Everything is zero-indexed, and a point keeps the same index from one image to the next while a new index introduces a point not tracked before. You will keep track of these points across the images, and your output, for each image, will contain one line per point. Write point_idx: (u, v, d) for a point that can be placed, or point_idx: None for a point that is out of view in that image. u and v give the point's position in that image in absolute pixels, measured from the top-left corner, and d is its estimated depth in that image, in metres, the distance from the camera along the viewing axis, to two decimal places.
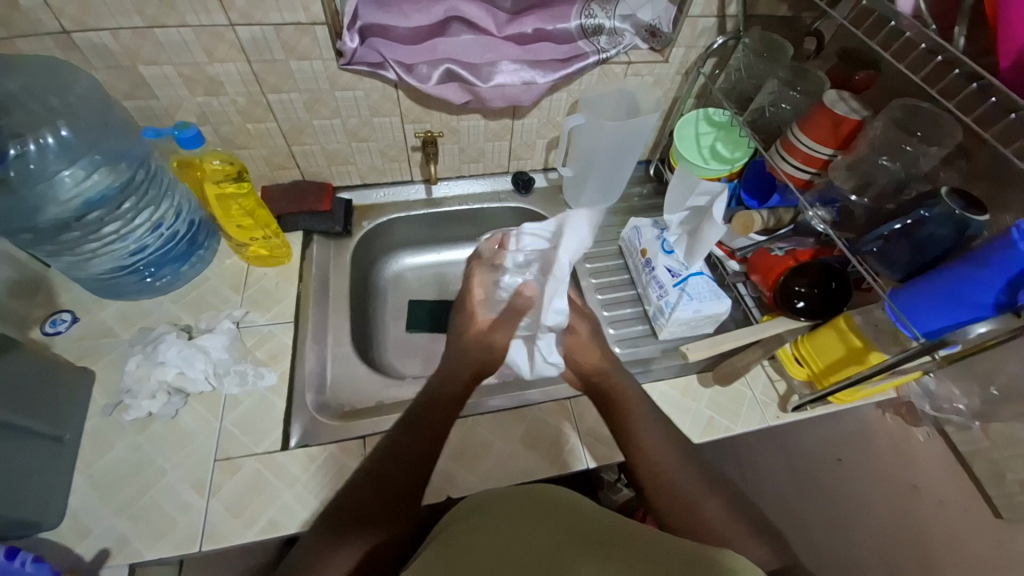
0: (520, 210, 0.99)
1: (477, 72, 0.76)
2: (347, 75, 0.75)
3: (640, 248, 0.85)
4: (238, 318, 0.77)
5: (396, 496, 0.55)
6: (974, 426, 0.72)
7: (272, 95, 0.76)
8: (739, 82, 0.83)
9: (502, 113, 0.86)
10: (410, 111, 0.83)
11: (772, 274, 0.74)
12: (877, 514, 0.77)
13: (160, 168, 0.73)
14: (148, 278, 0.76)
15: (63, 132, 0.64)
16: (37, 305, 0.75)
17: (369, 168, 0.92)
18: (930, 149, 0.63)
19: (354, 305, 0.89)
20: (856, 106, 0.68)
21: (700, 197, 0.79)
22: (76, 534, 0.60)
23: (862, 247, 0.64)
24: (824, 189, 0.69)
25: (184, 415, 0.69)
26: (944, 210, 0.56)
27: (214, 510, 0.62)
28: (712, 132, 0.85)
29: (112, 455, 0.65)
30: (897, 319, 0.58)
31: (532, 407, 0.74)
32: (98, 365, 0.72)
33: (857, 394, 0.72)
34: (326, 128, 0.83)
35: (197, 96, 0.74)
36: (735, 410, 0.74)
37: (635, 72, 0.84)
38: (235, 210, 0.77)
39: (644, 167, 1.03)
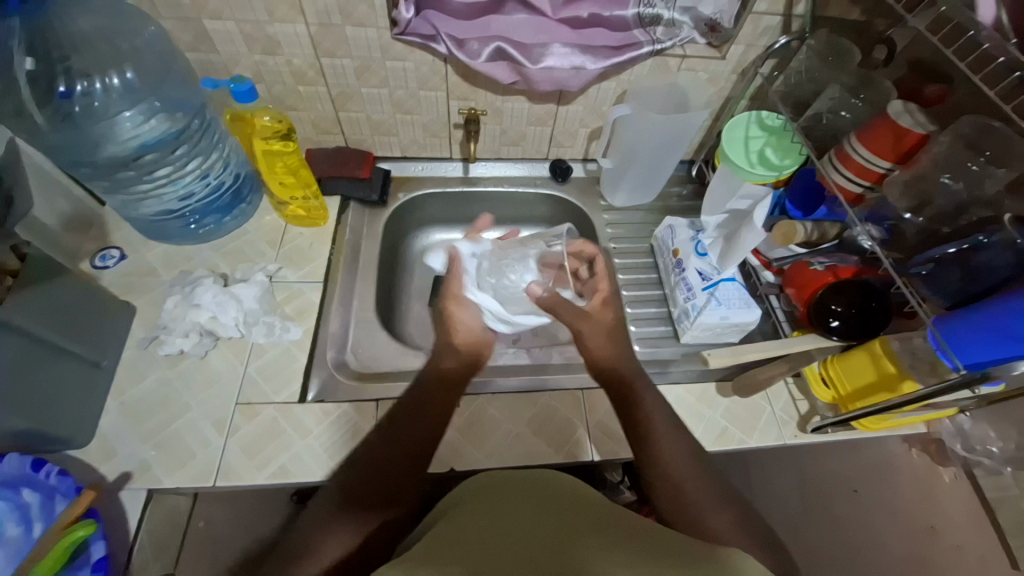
0: (555, 198, 0.98)
1: (527, 53, 0.76)
2: (400, 45, 0.76)
3: (673, 248, 0.83)
4: (271, 272, 0.80)
5: (395, 472, 0.56)
6: (1004, 472, 0.73)
7: (325, 59, 0.78)
8: (799, 84, 0.79)
9: (547, 97, 0.85)
10: (457, 87, 0.83)
11: (808, 289, 0.71)
12: (892, 550, 0.73)
13: (213, 120, 0.77)
14: (192, 225, 0.80)
15: (128, 74, 0.67)
16: (89, 239, 0.80)
17: (410, 141, 0.94)
18: (998, 171, 0.59)
19: (381, 272, 0.90)
20: (923, 119, 0.64)
21: (741, 200, 0.78)
22: (104, 454, 0.64)
23: (909, 269, 0.61)
24: (876, 205, 0.66)
25: (213, 356, 0.72)
26: (1005, 238, 0.54)
27: (231, 449, 0.66)
28: (763, 137, 0.82)
29: (143, 385, 0.69)
30: (938, 347, 0.55)
31: (544, 393, 0.74)
32: (139, 301, 0.76)
33: (884, 423, 0.69)
34: (373, 97, 0.84)
35: (255, 54, 0.76)
36: (752, 423, 0.73)
37: (689, 66, 0.82)
38: (279, 166, 0.79)
39: (686, 167, 1.00)
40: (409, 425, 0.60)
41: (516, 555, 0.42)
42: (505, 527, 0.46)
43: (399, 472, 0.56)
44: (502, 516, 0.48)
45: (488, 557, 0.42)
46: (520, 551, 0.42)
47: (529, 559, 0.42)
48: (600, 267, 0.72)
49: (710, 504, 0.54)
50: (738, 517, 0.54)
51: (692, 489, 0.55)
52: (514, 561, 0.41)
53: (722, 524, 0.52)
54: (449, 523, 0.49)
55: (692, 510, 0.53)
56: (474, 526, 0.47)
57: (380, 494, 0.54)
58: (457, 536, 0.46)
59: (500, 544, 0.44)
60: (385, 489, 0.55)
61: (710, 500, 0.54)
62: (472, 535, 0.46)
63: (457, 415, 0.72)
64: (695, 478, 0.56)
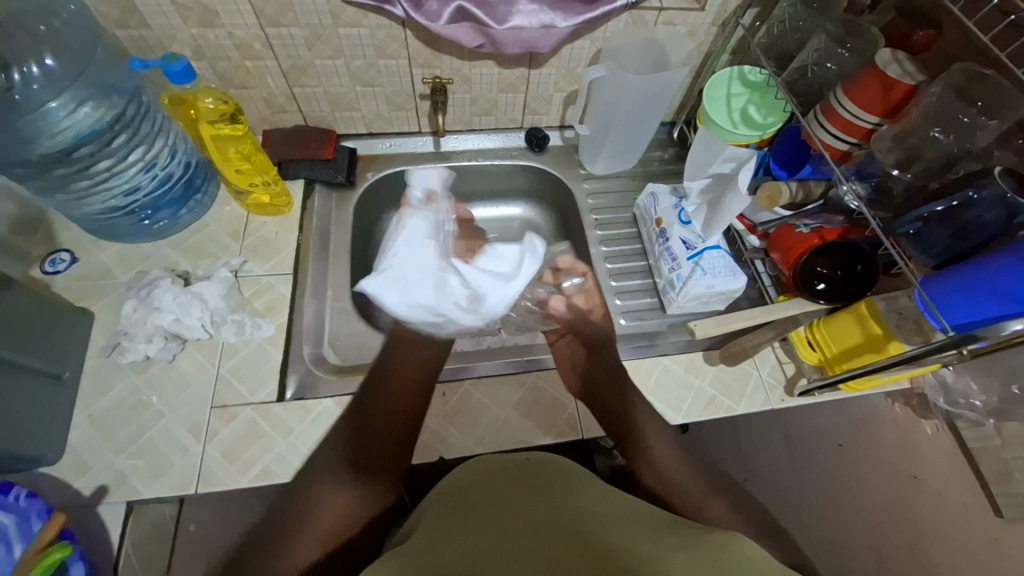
0: (532, 169, 0.94)
1: (491, 12, 0.69)
2: (351, 10, 0.69)
3: (656, 217, 0.80)
4: (235, 266, 0.76)
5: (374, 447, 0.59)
6: (988, 423, 0.70)
7: (271, 30, 0.71)
8: (783, 36, 0.76)
9: (518, 61, 0.79)
10: (419, 53, 0.77)
11: (794, 252, 0.69)
12: (875, 498, 0.77)
13: (151, 103, 0.70)
14: (145, 220, 0.75)
15: (48, 61, 0.61)
16: (38, 243, 0.74)
17: (374, 116, 0.88)
18: (989, 123, 0.57)
19: (355, 258, 0.86)
20: (912, 70, 0.60)
21: (725, 164, 0.74)
22: (76, 469, 0.62)
23: (896, 229, 0.59)
24: (863, 163, 0.63)
25: (181, 360, 0.69)
26: (994, 192, 0.52)
27: (210, 455, 0.63)
28: (746, 94, 0.78)
29: (112, 395, 0.66)
30: (926, 308, 0.54)
31: (530, 374, 0.73)
32: (96, 306, 0.71)
33: (870, 382, 0.68)
34: (329, 69, 0.78)
35: (192, 28, 0.69)
36: (739, 389, 0.72)
37: (667, 20, 0.77)
38: (232, 153, 0.73)
39: (667, 129, 0.96)
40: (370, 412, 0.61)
41: (522, 537, 0.42)
42: (505, 514, 0.46)
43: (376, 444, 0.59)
44: (502, 499, 0.49)
45: (497, 535, 0.43)
46: (519, 544, 0.42)
47: (534, 539, 0.42)
48: (592, 285, 0.77)
49: (707, 497, 0.57)
50: (732, 505, 0.57)
51: (687, 483, 0.59)
52: (520, 551, 0.41)
53: (714, 512, 0.56)
54: (438, 517, 0.48)
55: (695, 498, 0.57)
56: (467, 520, 0.46)
57: (374, 463, 0.58)
58: (454, 523, 0.46)
59: (507, 533, 0.43)
60: (364, 454, 0.58)
61: (700, 490, 0.58)
62: (471, 524, 0.45)
63: (443, 403, 0.70)
64: (684, 474, 0.60)
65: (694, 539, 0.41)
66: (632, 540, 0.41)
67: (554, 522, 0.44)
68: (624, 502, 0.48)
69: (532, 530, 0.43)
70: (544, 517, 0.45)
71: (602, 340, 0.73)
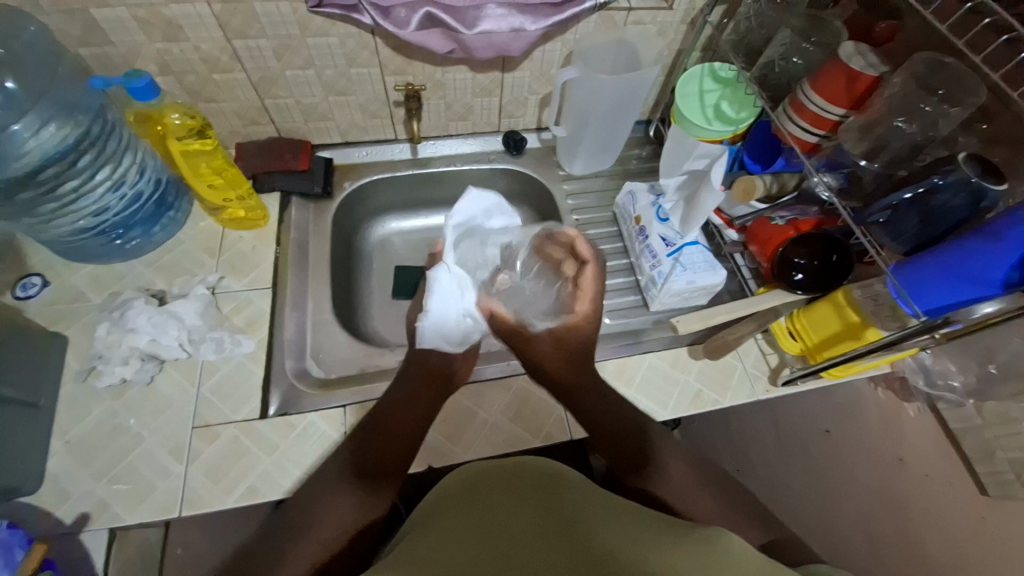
0: (511, 172, 0.94)
1: (460, 17, 0.69)
2: (319, 19, 0.69)
3: (635, 215, 0.81)
4: (213, 283, 0.75)
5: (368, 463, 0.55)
6: (967, 404, 0.69)
7: (238, 42, 0.70)
8: (749, 32, 0.75)
9: (491, 65, 0.79)
10: (390, 61, 0.76)
11: (770, 245, 0.70)
12: (862, 480, 0.80)
13: (117, 121, 0.69)
14: (117, 241, 0.73)
15: (8, 83, 0.59)
16: (7, 268, 0.72)
17: (349, 125, 0.87)
18: (952, 110, 0.57)
19: (335, 269, 0.85)
20: (875, 61, 0.61)
21: (699, 160, 0.75)
22: (55, 498, 0.60)
23: (867, 218, 0.60)
24: (833, 154, 0.65)
25: (160, 381, 0.68)
26: (959, 177, 0.52)
27: (193, 477, 0.62)
28: (718, 90, 0.78)
29: (89, 421, 0.65)
30: (898, 295, 0.55)
31: (516, 378, 0.73)
32: (70, 330, 0.70)
33: (851, 369, 0.69)
34: (299, 79, 0.77)
35: (156, 42, 0.68)
36: (725, 382, 0.73)
37: (636, 20, 0.77)
38: (204, 168, 0.73)
39: (643, 127, 0.97)
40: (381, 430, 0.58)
41: (510, 546, 0.41)
42: (494, 521, 0.45)
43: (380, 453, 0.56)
44: (491, 504, 0.48)
45: (482, 545, 0.42)
46: (502, 556, 0.40)
47: (522, 549, 0.41)
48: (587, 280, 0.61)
49: (695, 487, 0.54)
50: (722, 494, 0.54)
51: (682, 465, 0.56)
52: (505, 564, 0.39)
53: (704, 505, 0.53)
54: (431, 528, 0.47)
55: (687, 484, 0.54)
56: (456, 531, 0.45)
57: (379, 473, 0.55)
58: (442, 531, 0.45)
59: (496, 544, 0.42)
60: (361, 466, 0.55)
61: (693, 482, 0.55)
62: (460, 531, 0.45)
63: None
64: (682, 456, 0.57)
65: (682, 538, 0.41)
66: (621, 543, 0.40)
67: (542, 530, 0.43)
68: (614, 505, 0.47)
69: (521, 538, 0.42)
70: (534, 523, 0.44)
71: (578, 342, 0.63)
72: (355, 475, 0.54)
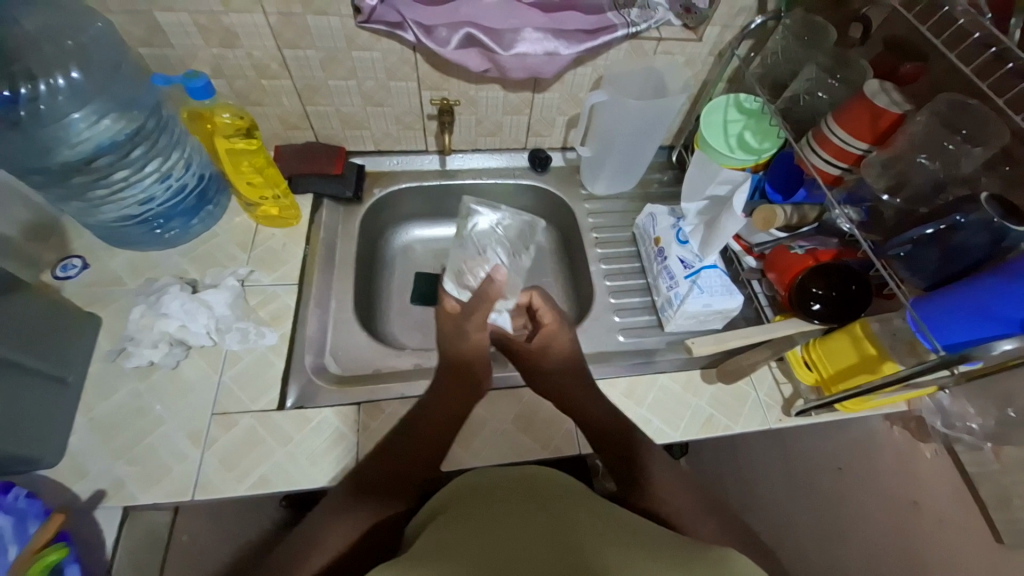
0: (535, 188, 0.96)
1: (498, 39, 0.73)
2: (365, 34, 0.73)
3: (655, 236, 0.82)
4: (243, 276, 0.78)
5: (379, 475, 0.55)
6: (985, 448, 0.70)
7: (288, 51, 0.74)
8: (775, 66, 0.78)
9: (522, 85, 0.83)
10: (428, 76, 0.80)
11: (789, 273, 0.70)
12: (877, 524, 0.76)
13: (171, 117, 0.73)
14: (157, 229, 0.77)
15: (75, 74, 0.63)
16: (49, 249, 0.76)
17: (383, 135, 0.91)
18: (974, 150, 0.59)
19: (359, 271, 0.88)
20: (899, 99, 0.63)
21: (720, 186, 0.78)
22: (74, 473, 0.62)
23: (887, 251, 0.60)
24: (854, 187, 0.66)
25: (185, 366, 0.70)
26: (981, 217, 0.53)
27: (208, 462, 0.64)
28: (742, 120, 0.80)
29: (114, 399, 0.67)
30: (916, 329, 0.55)
31: (527, 389, 0.74)
32: (105, 311, 0.73)
33: (866, 403, 0.69)
34: (341, 89, 0.81)
35: (212, 47, 0.72)
36: (737, 408, 0.73)
37: (666, 49, 0.80)
38: (245, 165, 0.76)
39: (666, 153, 0.99)
40: (397, 443, 0.58)
41: (513, 554, 0.41)
42: (487, 527, 0.46)
43: (380, 471, 0.55)
44: (494, 515, 0.48)
45: (486, 553, 0.41)
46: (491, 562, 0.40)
47: (526, 558, 0.40)
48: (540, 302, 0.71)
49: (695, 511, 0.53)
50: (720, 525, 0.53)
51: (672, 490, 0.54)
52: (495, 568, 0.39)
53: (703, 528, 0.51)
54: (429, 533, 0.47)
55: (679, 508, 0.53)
56: (450, 537, 0.45)
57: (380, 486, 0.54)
58: (448, 538, 0.45)
59: (486, 549, 0.42)
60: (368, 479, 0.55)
61: (699, 506, 0.53)
62: (463, 541, 0.44)
63: None
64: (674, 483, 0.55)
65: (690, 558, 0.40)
66: (622, 559, 0.40)
67: (535, 537, 0.43)
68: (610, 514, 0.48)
69: (514, 542, 0.43)
70: (539, 534, 0.44)
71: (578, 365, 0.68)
72: (357, 491, 0.53)
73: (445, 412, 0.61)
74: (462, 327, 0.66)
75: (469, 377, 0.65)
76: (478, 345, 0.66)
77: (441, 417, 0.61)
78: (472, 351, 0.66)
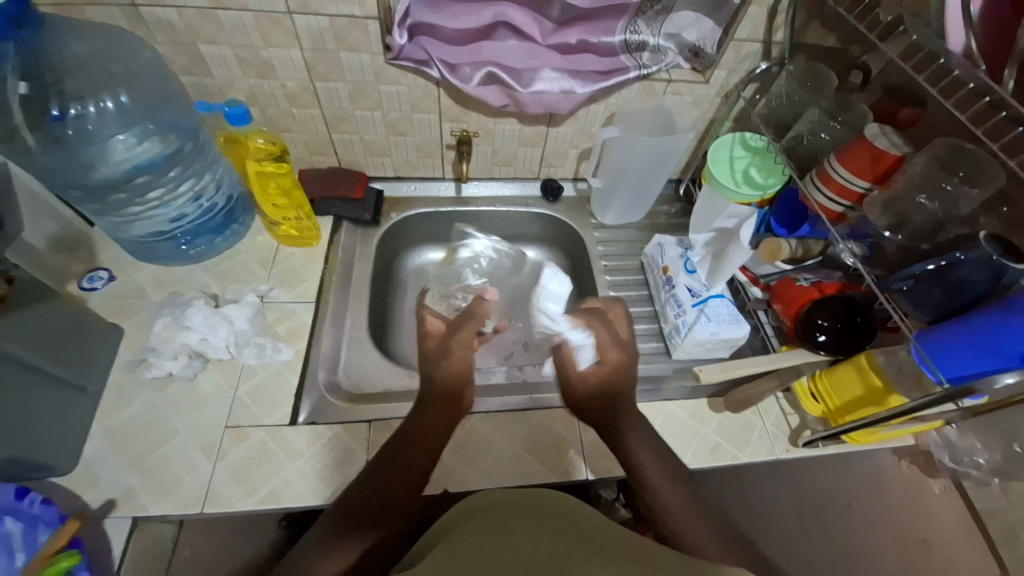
0: (546, 217, 1.00)
1: (517, 77, 0.78)
2: (393, 70, 0.78)
3: (662, 266, 0.85)
4: (262, 292, 0.80)
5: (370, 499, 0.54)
6: (993, 483, 0.72)
7: (319, 83, 0.79)
8: (780, 107, 0.82)
9: (538, 119, 0.87)
10: (449, 109, 0.85)
11: (795, 304, 0.73)
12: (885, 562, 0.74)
13: (207, 142, 0.77)
14: (183, 246, 0.80)
15: (122, 98, 0.68)
16: (78, 261, 0.79)
17: (403, 162, 0.95)
18: (972, 191, 0.61)
19: (374, 291, 0.90)
20: (899, 142, 0.67)
21: (728, 219, 0.81)
22: (86, 481, 0.62)
23: (890, 285, 0.63)
24: (857, 224, 0.68)
25: (201, 378, 0.71)
26: (980, 254, 0.55)
27: (219, 474, 0.64)
28: (747, 157, 0.84)
29: (130, 410, 0.68)
30: (922, 362, 0.57)
31: (536, 412, 0.74)
32: (127, 323, 0.75)
33: (874, 436, 0.69)
34: (366, 119, 0.85)
35: (249, 77, 0.77)
36: (744, 438, 0.73)
37: (675, 90, 0.85)
38: (273, 186, 0.80)
39: (674, 186, 1.03)
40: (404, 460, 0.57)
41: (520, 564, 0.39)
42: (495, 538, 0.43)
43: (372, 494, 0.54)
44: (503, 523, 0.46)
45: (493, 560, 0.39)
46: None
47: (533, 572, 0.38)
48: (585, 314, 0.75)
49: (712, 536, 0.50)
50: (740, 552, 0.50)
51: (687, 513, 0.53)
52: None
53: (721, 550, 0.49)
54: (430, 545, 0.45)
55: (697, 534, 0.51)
56: (453, 553, 0.42)
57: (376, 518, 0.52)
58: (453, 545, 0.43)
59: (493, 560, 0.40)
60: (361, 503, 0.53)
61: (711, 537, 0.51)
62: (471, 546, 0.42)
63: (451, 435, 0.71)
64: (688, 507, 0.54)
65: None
66: None
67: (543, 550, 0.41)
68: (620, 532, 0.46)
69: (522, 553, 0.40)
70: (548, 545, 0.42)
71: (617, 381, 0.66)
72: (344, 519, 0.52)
73: (435, 430, 0.61)
74: (447, 345, 0.69)
75: (449, 402, 0.64)
76: (462, 363, 0.67)
77: (433, 436, 0.61)
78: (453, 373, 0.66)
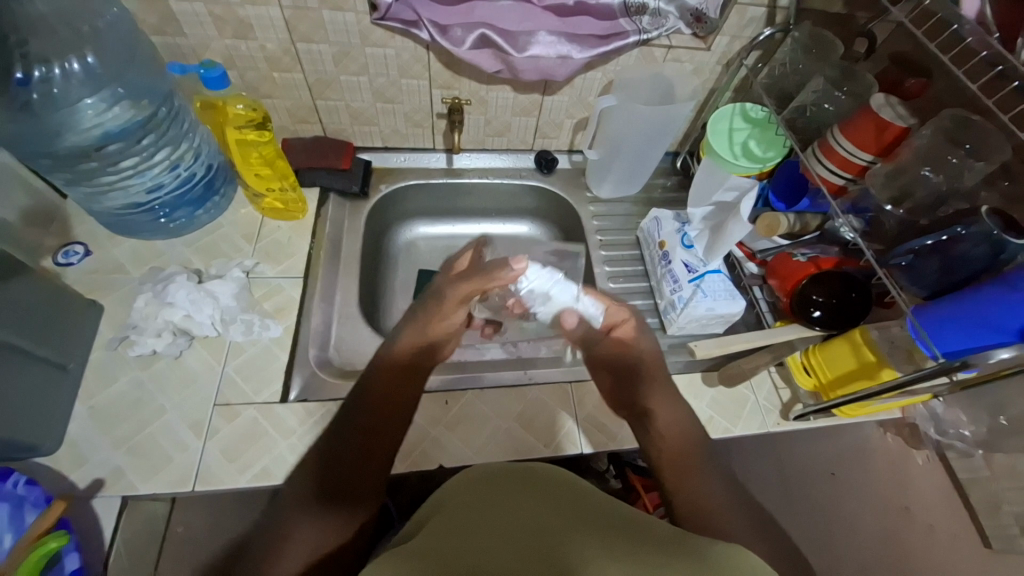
0: (541, 189, 0.97)
1: (512, 41, 0.74)
2: (380, 31, 0.73)
3: (659, 240, 0.83)
4: (248, 267, 0.77)
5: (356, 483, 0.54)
6: (976, 454, 0.73)
7: (301, 45, 0.74)
8: (783, 77, 0.80)
9: (533, 87, 0.83)
10: (440, 75, 0.81)
11: (792, 279, 0.72)
12: (867, 526, 0.77)
13: (182, 107, 0.73)
14: (162, 219, 0.76)
15: (90, 59, 0.63)
16: (50, 235, 0.75)
17: (391, 131, 0.91)
18: (976, 164, 0.61)
19: (364, 266, 0.88)
20: (903, 113, 0.65)
21: (728, 192, 0.79)
22: (73, 461, 0.61)
23: (890, 260, 0.62)
24: (858, 198, 0.67)
25: (188, 356, 0.69)
26: (981, 229, 0.55)
27: (210, 452, 0.63)
28: (747, 129, 0.81)
29: (114, 389, 0.66)
30: (917, 337, 0.57)
31: (531, 387, 0.74)
32: (107, 299, 0.72)
33: (863, 409, 0.70)
34: (352, 84, 0.81)
35: (226, 38, 0.72)
36: (737, 411, 0.74)
37: (675, 57, 0.82)
38: (254, 157, 0.76)
39: (671, 158, 1.00)
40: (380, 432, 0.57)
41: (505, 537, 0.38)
42: (499, 521, 0.40)
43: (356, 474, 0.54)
44: (498, 493, 0.45)
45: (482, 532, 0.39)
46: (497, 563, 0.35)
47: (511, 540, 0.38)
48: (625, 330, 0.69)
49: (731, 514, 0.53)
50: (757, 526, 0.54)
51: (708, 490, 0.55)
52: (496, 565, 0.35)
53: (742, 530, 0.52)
54: (431, 526, 0.42)
55: (715, 510, 0.53)
56: (441, 529, 0.41)
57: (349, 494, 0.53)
58: (448, 517, 0.42)
59: (483, 530, 0.39)
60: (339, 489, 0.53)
61: (730, 508, 0.54)
62: (467, 515, 0.42)
63: (446, 410, 0.71)
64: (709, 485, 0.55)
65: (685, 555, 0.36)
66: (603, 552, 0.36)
67: (551, 533, 0.38)
68: (637, 516, 0.42)
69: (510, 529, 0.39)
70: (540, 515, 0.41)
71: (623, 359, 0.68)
72: (325, 500, 0.52)
73: (402, 400, 0.60)
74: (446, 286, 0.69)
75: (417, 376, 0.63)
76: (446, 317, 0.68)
77: (394, 409, 0.59)
78: (412, 344, 0.65)
